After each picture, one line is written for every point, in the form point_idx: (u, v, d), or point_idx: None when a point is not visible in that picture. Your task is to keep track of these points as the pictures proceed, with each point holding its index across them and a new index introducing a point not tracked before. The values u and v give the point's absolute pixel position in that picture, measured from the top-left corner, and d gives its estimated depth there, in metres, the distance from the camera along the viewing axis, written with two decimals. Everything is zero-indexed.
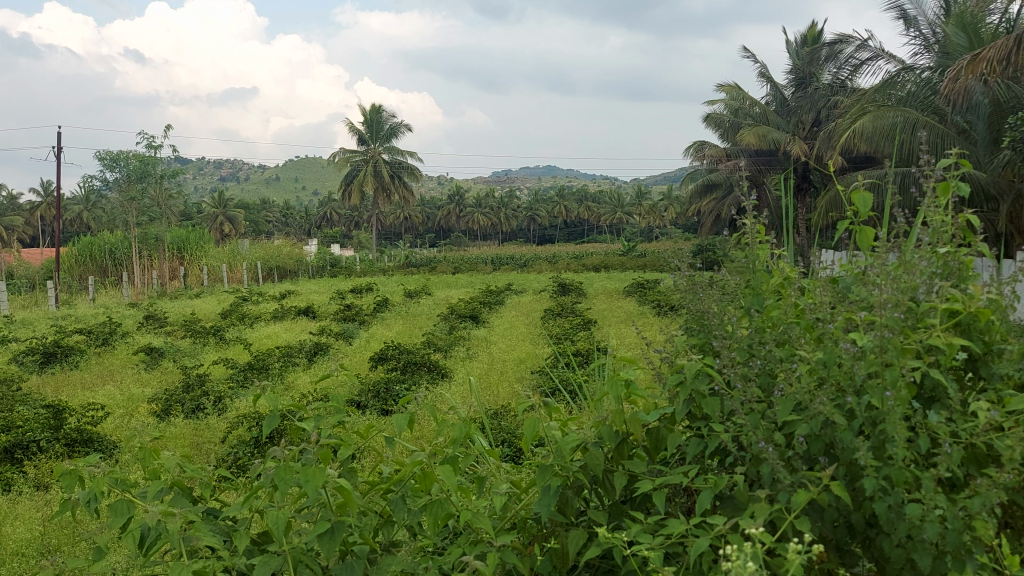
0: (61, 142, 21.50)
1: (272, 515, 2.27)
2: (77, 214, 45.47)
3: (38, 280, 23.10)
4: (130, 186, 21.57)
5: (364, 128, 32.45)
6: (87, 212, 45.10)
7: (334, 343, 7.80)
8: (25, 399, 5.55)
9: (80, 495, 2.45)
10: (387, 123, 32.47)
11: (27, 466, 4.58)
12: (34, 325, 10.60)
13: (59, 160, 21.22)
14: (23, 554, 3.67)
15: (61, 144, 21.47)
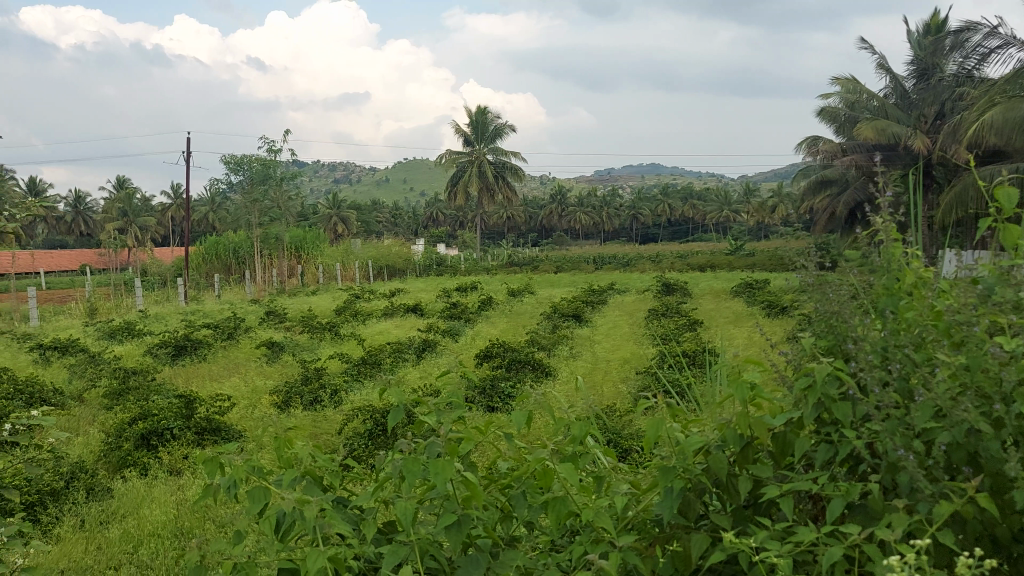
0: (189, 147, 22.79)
1: (401, 506, 2.35)
2: (203, 216, 48.21)
3: (170, 277, 24.60)
4: (252, 187, 23.30)
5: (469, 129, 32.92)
6: (212, 213, 47.84)
7: (441, 340, 7.97)
8: (158, 389, 5.91)
9: (223, 482, 2.61)
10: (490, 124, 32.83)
11: (161, 452, 4.89)
12: (165, 319, 11.28)
13: (187, 164, 22.49)
14: (160, 536, 3.92)
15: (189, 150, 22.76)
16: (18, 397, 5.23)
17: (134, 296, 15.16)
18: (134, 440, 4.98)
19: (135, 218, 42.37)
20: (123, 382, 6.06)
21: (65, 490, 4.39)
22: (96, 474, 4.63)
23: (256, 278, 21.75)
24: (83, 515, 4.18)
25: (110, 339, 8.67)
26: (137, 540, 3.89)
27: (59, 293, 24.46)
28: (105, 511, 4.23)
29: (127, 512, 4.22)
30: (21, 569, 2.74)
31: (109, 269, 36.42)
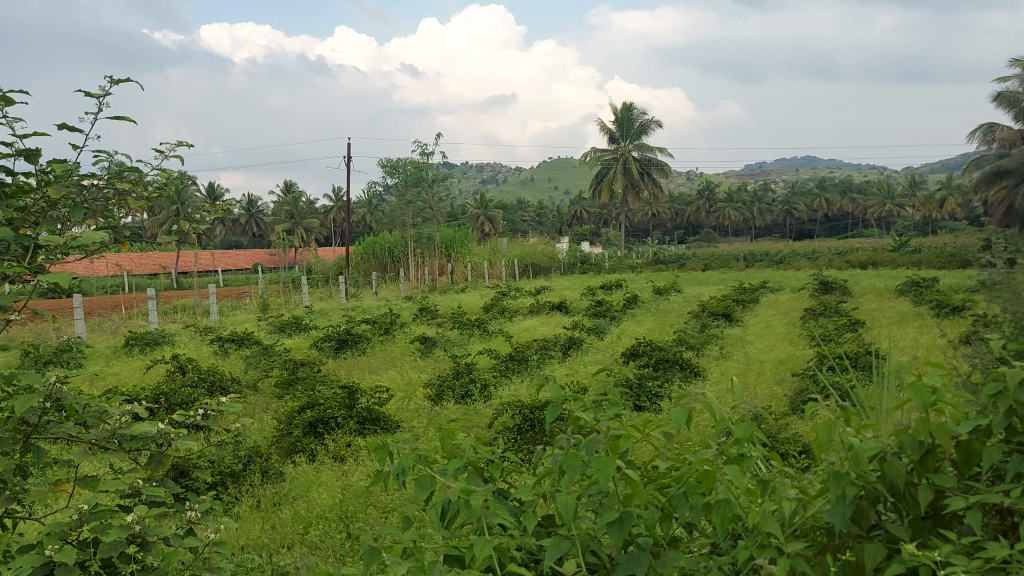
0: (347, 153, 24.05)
1: (562, 501, 2.39)
2: (361, 217, 50.77)
3: (332, 274, 26.06)
4: (406, 189, 24.82)
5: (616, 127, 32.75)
6: (371, 214, 50.35)
7: (588, 338, 8.00)
8: (323, 379, 6.29)
9: (392, 470, 2.75)
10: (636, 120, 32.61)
11: (326, 439, 5.21)
12: (329, 315, 11.97)
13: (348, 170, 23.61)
14: (327, 518, 4.17)
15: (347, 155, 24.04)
16: (202, 384, 5.72)
17: (302, 293, 16.19)
18: (302, 428, 5.34)
19: (300, 220, 45.21)
20: (292, 373, 6.49)
21: (243, 473, 4.77)
22: (270, 458, 5.00)
23: (410, 277, 22.67)
24: (260, 495, 4.51)
25: (281, 332, 9.30)
26: (306, 521, 4.16)
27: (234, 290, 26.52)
28: (279, 493, 4.55)
29: (297, 495, 4.52)
30: (214, 543, 2.99)
31: (279, 267, 39.08)
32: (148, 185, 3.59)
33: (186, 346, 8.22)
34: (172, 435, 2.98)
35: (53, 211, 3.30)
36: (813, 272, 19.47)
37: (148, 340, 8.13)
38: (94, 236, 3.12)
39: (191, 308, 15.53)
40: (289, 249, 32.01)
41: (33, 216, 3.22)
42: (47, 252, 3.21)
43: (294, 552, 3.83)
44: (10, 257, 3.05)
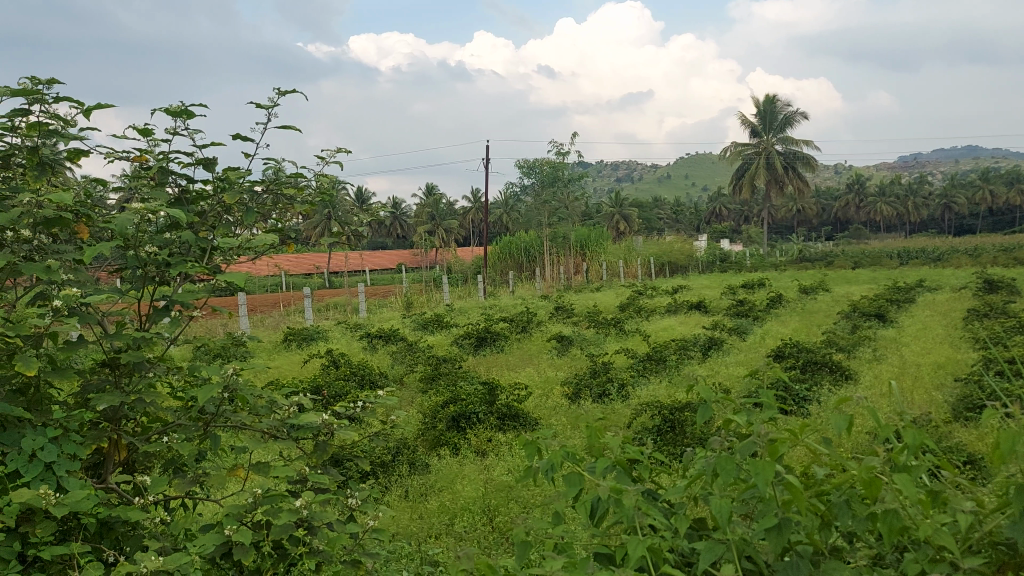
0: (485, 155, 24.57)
1: (717, 504, 2.35)
2: (498, 217, 51.67)
3: (470, 273, 26.66)
4: (542, 189, 25.11)
5: (759, 120, 31.78)
6: (509, 215, 51.15)
7: (729, 338, 7.81)
8: (464, 375, 6.49)
9: (542, 466, 2.80)
10: (779, 113, 31.44)
11: (469, 434, 5.38)
12: (468, 313, 12.28)
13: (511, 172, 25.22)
14: (471, 510, 4.30)
15: (485, 157, 24.56)
16: (354, 378, 6.03)
17: (443, 291, 16.68)
18: (446, 421, 5.54)
19: (439, 221, 46.56)
20: (436, 368, 6.71)
21: (392, 463, 4.99)
22: (416, 451, 5.21)
23: (546, 275, 22.88)
24: (408, 485, 4.70)
25: (424, 329, 9.62)
26: (451, 512, 4.31)
27: (379, 289, 27.67)
28: (426, 483, 4.72)
29: (443, 486, 4.68)
30: (372, 529, 3.16)
31: (421, 268, 40.39)
32: (312, 189, 3.82)
33: (337, 341, 8.66)
34: (334, 426, 3.16)
35: (227, 215, 3.58)
36: (976, 272, 17.38)
37: (304, 335, 8.61)
38: (264, 238, 3.35)
39: (343, 306, 16.34)
40: (431, 250, 33.01)
41: (210, 221, 3.52)
42: (222, 253, 3.48)
43: (441, 541, 3.98)
44: (191, 258, 3.34)
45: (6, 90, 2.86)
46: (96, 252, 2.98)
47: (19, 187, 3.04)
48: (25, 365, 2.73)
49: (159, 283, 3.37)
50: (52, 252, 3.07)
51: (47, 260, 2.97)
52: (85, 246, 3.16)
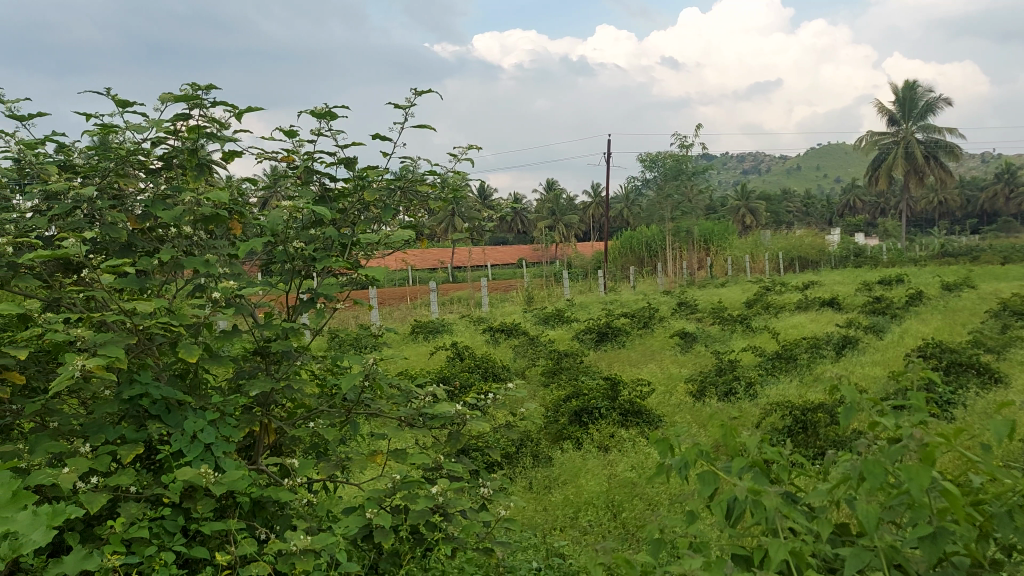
0: (607, 149, 24.41)
1: (864, 509, 2.25)
2: (620, 211, 51.22)
3: (589, 267, 26.61)
4: (665, 183, 24.71)
5: (897, 107, 30.15)
6: (628, 210, 50.63)
7: (865, 337, 7.45)
8: (586, 369, 6.50)
9: (676, 463, 2.77)
10: (920, 100, 29.67)
11: (591, 429, 5.38)
12: (589, 308, 12.26)
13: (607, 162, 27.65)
14: (596, 504, 4.29)
15: (607, 151, 24.41)
16: (477, 370, 6.14)
17: (563, 286, 16.72)
18: (568, 416, 5.58)
19: (559, 216, 46.65)
20: (557, 362, 6.74)
21: (516, 455, 5.06)
22: (539, 444, 5.26)
23: (668, 270, 22.53)
24: (532, 477, 4.75)
25: (545, 323, 9.69)
26: (575, 505, 4.32)
27: (499, 283, 28.06)
28: (550, 476, 4.76)
29: (567, 480, 4.70)
30: (503, 519, 3.22)
31: (540, 262, 40.60)
32: (445, 187, 3.95)
33: (462, 334, 8.84)
34: (467, 416, 3.25)
35: (367, 212, 3.80)
36: None
37: (430, 328, 8.85)
38: (400, 234, 3.48)
39: (467, 299, 16.66)
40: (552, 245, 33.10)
41: (351, 218, 3.77)
42: (359, 248, 3.66)
43: (566, 534, 4.00)
44: (334, 253, 3.59)
45: (170, 95, 3.10)
46: (248, 247, 3.17)
47: (179, 187, 3.28)
48: (187, 352, 2.94)
49: (304, 276, 3.56)
50: (208, 247, 3.29)
51: (206, 255, 3.19)
52: (238, 242, 3.38)
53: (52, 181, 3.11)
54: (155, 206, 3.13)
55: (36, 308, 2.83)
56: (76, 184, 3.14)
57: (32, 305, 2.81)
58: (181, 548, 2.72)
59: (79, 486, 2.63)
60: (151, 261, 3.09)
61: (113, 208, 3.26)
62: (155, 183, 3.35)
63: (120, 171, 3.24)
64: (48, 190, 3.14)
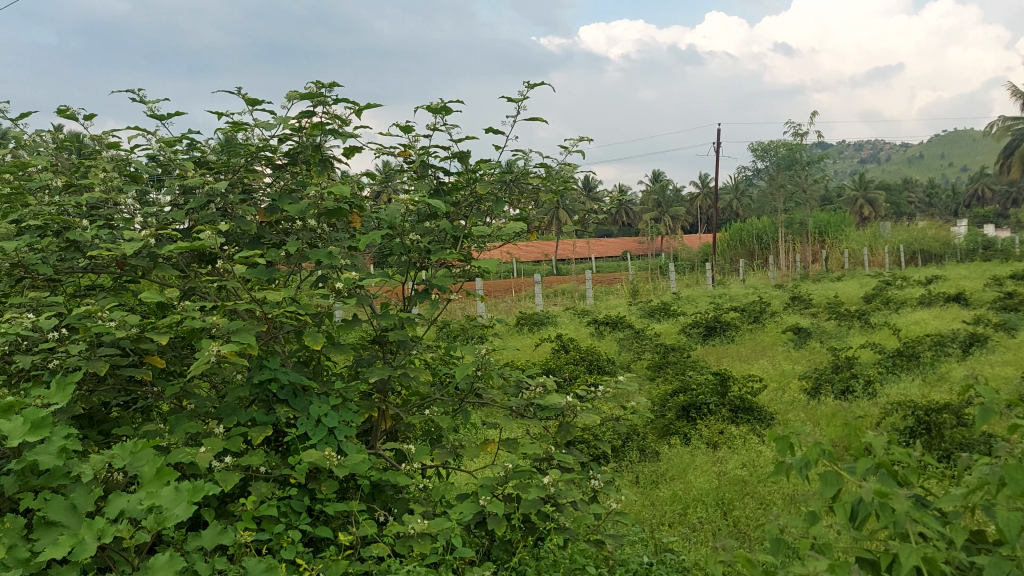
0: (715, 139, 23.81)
1: (1006, 516, 2.12)
2: (728, 202, 49.96)
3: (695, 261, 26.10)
4: (778, 173, 23.90)
5: None
6: (735, 201, 49.34)
7: (996, 335, 7.02)
8: (694, 364, 6.39)
9: (796, 462, 2.69)
10: None
11: (700, 425, 5.30)
12: (696, 302, 12.04)
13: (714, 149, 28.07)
14: (705, 501, 4.22)
15: (715, 142, 23.81)
16: (583, 362, 6.13)
17: (670, 280, 16.45)
18: (676, 411, 5.51)
19: (665, 209, 45.93)
20: (664, 356, 6.66)
21: (622, 448, 5.03)
22: (646, 438, 5.22)
23: (779, 263, 21.83)
24: (639, 471, 4.72)
25: (651, 317, 9.58)
26: (683, 501, 4.26)
27: (602, 276, 27.90)
28: (656, 471, 4.71)
29: (674, 475, 4.64)
30: (614, 512, 3.22)
31: (645, 255, 40.12)
32: (556, 179, 3.97)
33: (567, 327, 8.86)
34: (578, 408, 3.26)
35: (479, 205, 3.87)
36: None
37: (535, 320, 8.90)
38: (513, 227, 3.54)
39: (572, 292, 16.66)
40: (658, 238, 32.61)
41: (464, 211, 3.85)
42: (471, 240, 3.73)
43: (675, 530, 3.95)
44: (447, 245, 3.68)
45: (296, 94, 3.26)
46: (368, 239, 3.29)
47: (304, 181, 3.43)
48: (312, 339, 3.08)
49: (420, 268, 3.66)
50: (330, 239, 3.43)
51: (329, 247, 3.33)
52: (358, 235, 3.52)
53: (188, 177, 3.31)
54: (283, 201, 3.29)
55: (177, 295, 3.02)
56: (210, 180, 3.33)
57: (173, 293, 3.01)
58: (307, 526, 2.86)
59: (215, 464, 2.80)
60: (279, 253, 3.25)
61: (243, 202, 3.44)
62: (282, 179, 3.52)
63: (249, 167, 3.42)
64: (185, 185, 3.34)
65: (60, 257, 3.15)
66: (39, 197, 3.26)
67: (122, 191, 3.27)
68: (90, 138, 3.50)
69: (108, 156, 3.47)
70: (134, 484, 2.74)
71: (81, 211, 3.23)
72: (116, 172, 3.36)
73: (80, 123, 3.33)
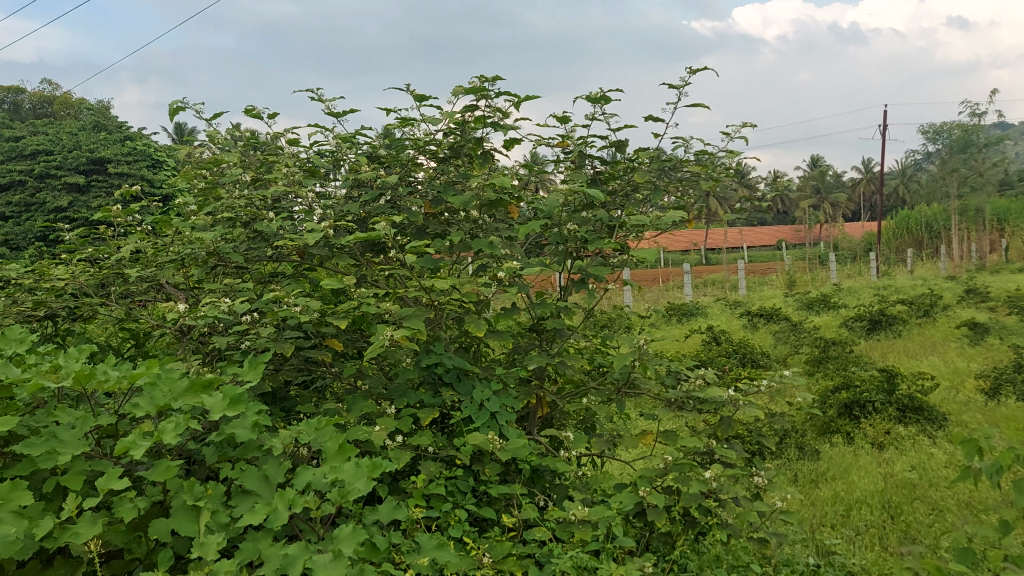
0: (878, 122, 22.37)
1: None
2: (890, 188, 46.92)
3: (853, 251, 24.71)
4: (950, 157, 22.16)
5: None
6: (899, 187, 46.24)
7: None
8: (857, 360, 6.08)
9: (986, 468, 2.50)
10: None
11: (863, 423, 5.05)
12: (857, 293, 11.41)
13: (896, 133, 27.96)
14: (870, 504, 4.02)
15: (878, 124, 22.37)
16: (736, 355, 5.97)
17: (829, 270, 15.66)
18: (837, 408, 5.27)
19: (820, 196, 43.78)
20: (824, 350, 6.37)
21: (780, 446, 4.88)
22: (805, 435, 5.03)
23: (950, 253, 20.28)
24: (797, 469, 4.56)
25: (808, 309, 9.19)
26: (846, 503, 4.07)
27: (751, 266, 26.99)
28: (816, 470, 4.53)
29: (836, 475, 4.44)
30: (778, 510, 3.13)
31: (797, 245, 38.41)
32: (717, 166, 3.89)
33: (718, 319, 8.66)
34: (739, 402, 3.18)
35: (636, 193, 3.86)
36: None
37: (685, 311, 8.77)
38: (671, 215, 3.50)
39: (722, 282, 16.25)
40: (810, 225, 31.14)
41: (620, 199, 3.86)
42: (628, 229, 3.73)
43: (837, 532, 3.78)
44: (604, 234, 3.70)
45: (461, 88, 3.37)
46: (528, 230, 3.36)
47: (466, 173, 3.55)
48: (475, 326, 3.19)
49: (576, 258, 3.70)
50: (490, 229, 3.53)
51: (490, 237, 3.43)
52: (516, 225, 3.60)
53: (361, 171, 3.49)
54: (447, 193, 3.42)
55: (352, 282, 3.21)
56: (381, 174, 3.51)
57: (349, 281, 3.19)
58: (472, 507, 2.97)
59: (388, 443, 2.96)
60: (445, 243, 3.38)
61: (410, 195, 3.60)
62: (446, 170, 3.65)
63: (416, 160, 3.58)
64: (358, 179, 3.53)
65: (249, 246, 3.41)
66: (229, 191, 3.54)
67: (302, 184, 3.50)
68: (272, 136, 3.77)
69: (288, 152, 3.73)
70: (315, 459, 2.93)
71: (266, 204, 3.49)
72: (297, 168, 3.60)
73: (264, 122, 3.60)
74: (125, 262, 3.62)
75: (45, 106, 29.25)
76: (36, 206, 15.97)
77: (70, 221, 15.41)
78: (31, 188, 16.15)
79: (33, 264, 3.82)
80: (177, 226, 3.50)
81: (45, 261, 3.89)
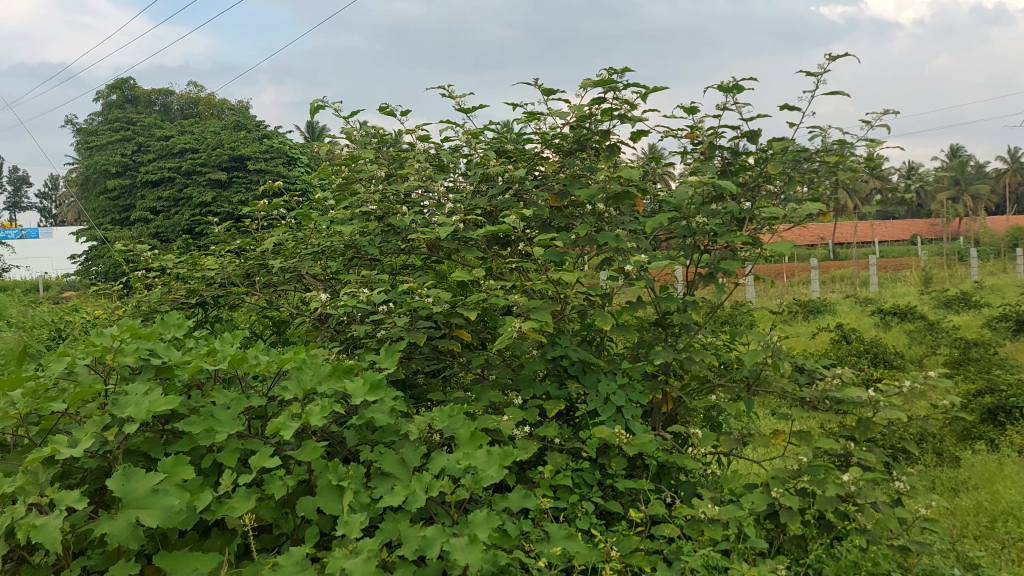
0: None
1: None
2: None
3: (994, 247, 23.15)
4: None
5: None
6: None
7: None
8: (1002, 363, 5.70)
9: None
10: None
11: (1009, 430, 4.74)
12: (1002, 292, 10.68)
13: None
14: (1017, 516, 3.76)
15: None
16: (867, 355, 5.72)
17: (970, 265, 14.75)
18: (980, 413, 4.97)
19: (956, 189, 41.18)
20: (965, 351, 6.00)
21: (915, 451, 4.65)
22: (943, 441, 4.76)
23: None
24: (935, 476, 4.33)
25: (946, 308, 8.68)
26: (991, 514, 3.82)
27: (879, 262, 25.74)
28: (956, 478, 4.28)
29: (979, 484, 4.18)
30: (922, 517, 2.97)
31: (929, 240, 36.30)
32: (855, 156, 3.72)
33: (846, 317, 8.34)
34: (880, 403, 3.04)
35: (768, 184, 3.75)
36: None
37: (812, 308, 8.48)
38: (805, 207, 3.39)
39: (850, 278, 15.59)
40: (945, 219, 29.31)
41: (751, 190, 3.76)
42: (759, 222, 3.62)
43: (982, 544, 3.57)
44: (732, 227, 3.62)
45: (590, 81, 3.37)
46: (656, 223, 3.32)
47: (593, 166, 3.54)
48: (601, 319, 3.19)
49: (704, 251, 3.64)
50: (616, 222, 3.52)
51: (616, 231, 3.41)
52: (643, 218, 3.57)
53: (489, 166, 3.56)
54: (574, 186, 3.43)
55: (481, 275, 3.27)
56: (509, 168, 3.56)
57: (479, 273, 3.25)
58: (599, 499, 2.98)
59: (516, 433, 3.00)
60: (570, 237, 3.40)
61: (537, 188, 3.64)
62: (573, 163, 3.66)
63: (543, 154, 3.61)
64: (486, 173, 3.59)
65: (383, 240, 3.53)
66: (364, 186, 3.67)
67: (432, 179, 3.59)
68: (404, 132, 3.89)
69: (419, 148, 3.84)
70: (447, 446, 3.01)
71: (399, 198, 3.61)
72: (428, 163, 3.70)
73: (396, 119, 3.72)
74: (268, 254, 3.83)
75: (189, 108, 31.31)
76: (183, 201, 17.22)
77: (215, 214, 16.57)
78: (179, 184, 17.41)
79: (186, 254, 4.10)
80: (317, 220, 3.67)
81: (196, 252, 4.17)
